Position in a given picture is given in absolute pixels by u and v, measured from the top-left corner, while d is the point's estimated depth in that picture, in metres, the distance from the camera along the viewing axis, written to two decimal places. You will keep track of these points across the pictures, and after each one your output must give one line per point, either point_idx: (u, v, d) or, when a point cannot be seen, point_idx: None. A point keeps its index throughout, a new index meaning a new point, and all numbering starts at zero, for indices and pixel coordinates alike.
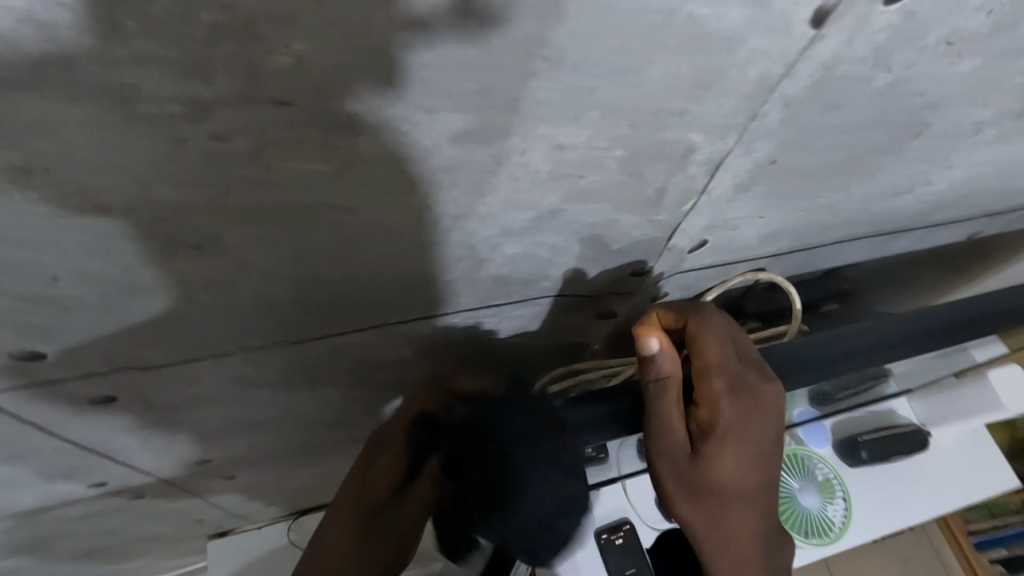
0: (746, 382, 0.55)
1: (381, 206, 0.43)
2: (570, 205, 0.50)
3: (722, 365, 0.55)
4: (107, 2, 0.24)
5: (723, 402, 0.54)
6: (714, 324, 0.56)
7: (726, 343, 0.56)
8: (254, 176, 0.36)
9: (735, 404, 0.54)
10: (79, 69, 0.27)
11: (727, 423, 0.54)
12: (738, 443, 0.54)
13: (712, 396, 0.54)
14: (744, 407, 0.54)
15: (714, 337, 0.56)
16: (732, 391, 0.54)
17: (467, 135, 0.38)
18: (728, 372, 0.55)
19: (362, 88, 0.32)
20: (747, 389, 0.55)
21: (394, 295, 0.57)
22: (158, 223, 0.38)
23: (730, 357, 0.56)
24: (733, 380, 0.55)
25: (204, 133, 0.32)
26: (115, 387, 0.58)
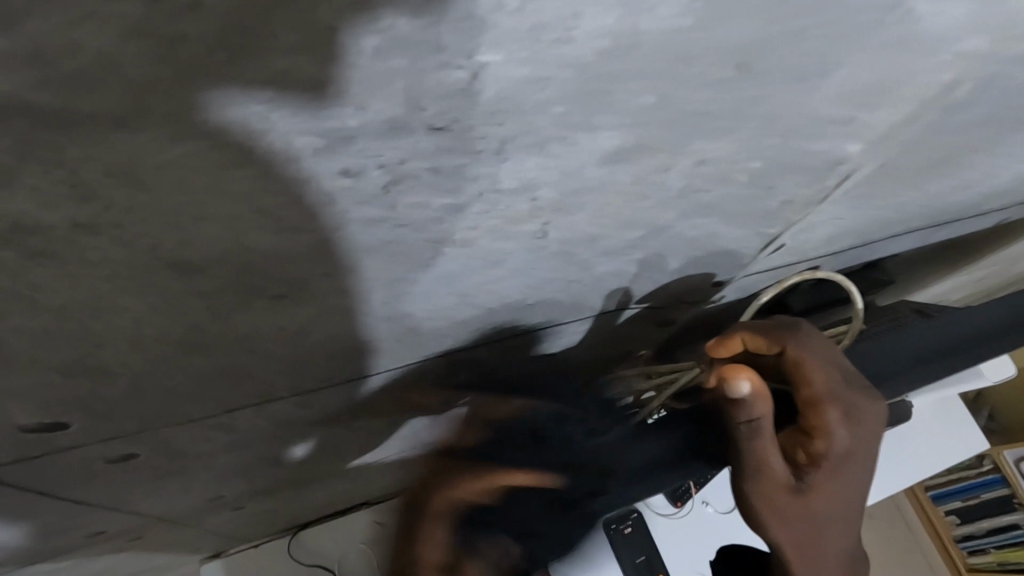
0: (857, 406, 0.48)
1: (495, 236, 0.36)
2: (683, 221, 0.44)
3: (833, 394, 0.48)
4: (263, 5, 0.17)
5: (838, 433, 0.47)
6: (816, 349, 0.49)
7: (832, 366, 0.49)
8: (370, 214, 0.29)
9: (848, 433, 0.47)
10: (197, 96, 0.19)
11: (841, 453, 0.47)
12: (850, 470, 0.48)
13: (826, 428, 0.47)
14: (857, 434, 0.48)
15: (821, 362, 0.49)
16: (845, 419, 0.47)
17: (616, 155, 0.32)
18: (838, 399, 0.48)
19: (531, 107, 0.25)
20: (860, 415, 0.48)
21: (468, 324, 0.50)
22: (242, 277, 0.30)
23: (838, 382, 0.48)
24: (845, 407, 0.48)
25: (331, 168, 0.24)
26: (139, 445, 0.49)
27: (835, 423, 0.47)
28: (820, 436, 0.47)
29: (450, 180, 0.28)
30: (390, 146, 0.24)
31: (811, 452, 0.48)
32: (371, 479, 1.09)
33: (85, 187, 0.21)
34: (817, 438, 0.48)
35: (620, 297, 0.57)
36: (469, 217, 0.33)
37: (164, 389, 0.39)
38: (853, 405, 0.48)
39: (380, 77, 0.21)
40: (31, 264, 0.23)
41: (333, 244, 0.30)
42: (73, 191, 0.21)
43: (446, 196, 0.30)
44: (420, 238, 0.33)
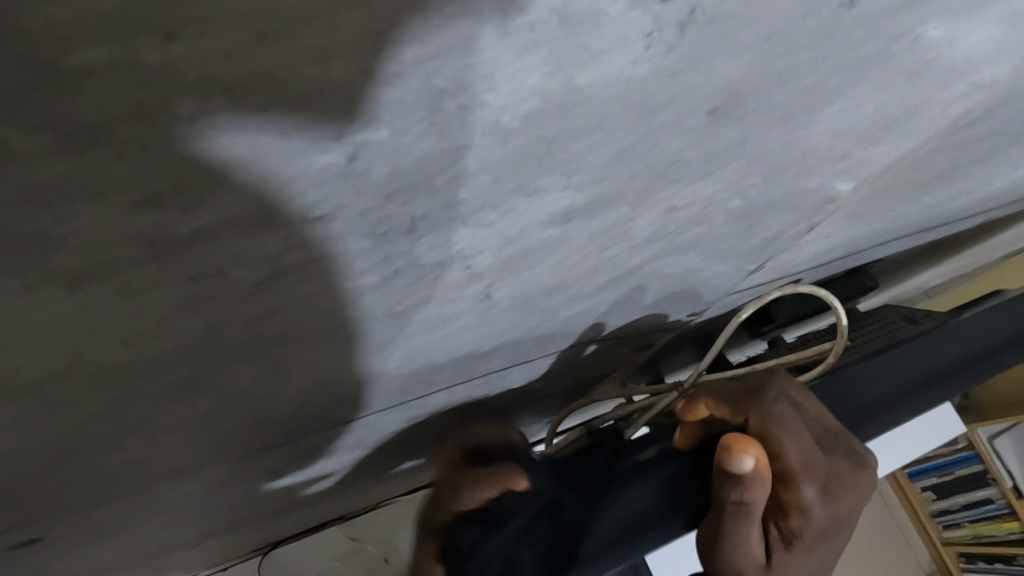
0: (839, 476, 0.41)
1: (431, 304, 0.30)
2: (655, 262, 0.39)
3: (807, 466, 0.40)
4: None
5: (816, 510, 0.40)
6: (783, 416, 0.42)
7: (805, 433, 0.42)
8: (258, 310, 0.23)
9: (828, 509, 0.40)
10: None
11: (820, 532, 0.41)
12: (830, 546, 0.42)
13: (802, 506, 0.40)
14: (839, 510, 0.41)
15: (790, 431, 0.41)
16: (824, 494, 0.40)
17: (567, 214, 0.26)
18: (815, 471, 0.41)
19: (448, 180, 0.20)
20: (842, 487, 0.41)
21: (419, 377, 0.45)
22: (104, 389, 0.24)
23: (813, 451, 0.41)
24: (824, 480, 0.41)
25: (182, 276, 0.18)
26: (45, 529, 0.43)
27: (811, 499, 0.40)
28: (795, 514, 0.40)
29: (357, 263, 0.22)
30: (258, 242, 0.18)
31: (785, 531, 0.40)
32: (341, 501, 1.03)
33: None
34: (791, 516, 0.40)
35: (590, 332, 0.52)
36: (393, 292, 0.27)
37: (49, 488, 0.33)
38: (834, 472, 0.41)
39: (211, 171, 0.15)
40: None
41: (217, 342, 0.24)
42: None
43: (355, 278, 0.24)
44: (335, 320, 0.27)
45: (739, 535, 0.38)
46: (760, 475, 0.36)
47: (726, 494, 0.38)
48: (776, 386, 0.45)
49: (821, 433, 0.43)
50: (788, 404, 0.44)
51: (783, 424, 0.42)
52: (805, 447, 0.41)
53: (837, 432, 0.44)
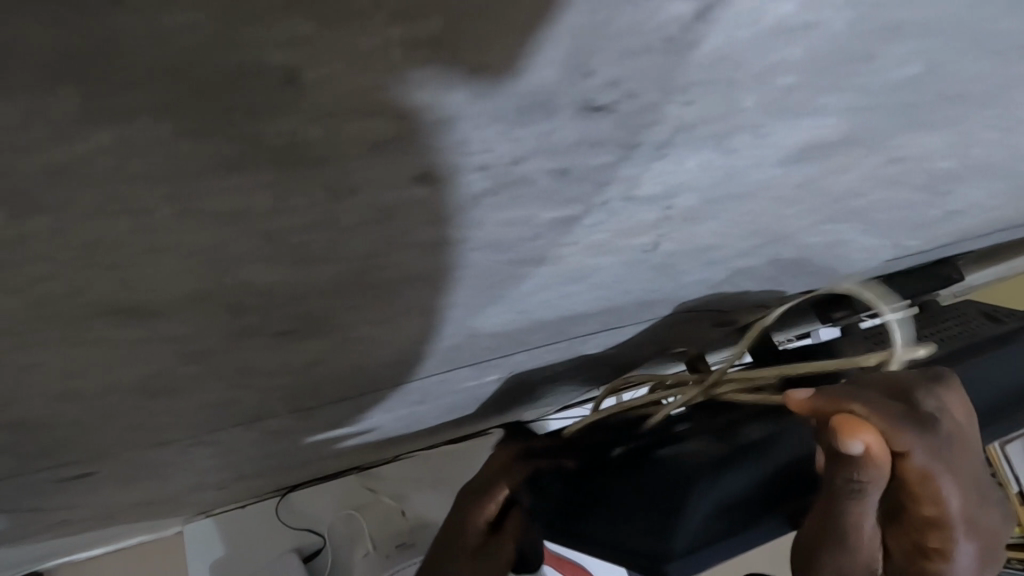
0: (996, 524, 0.30)
1: (594, 251, 0.25)
2: (814, 229, 0.34)
3: (972, 514, 0.28)
4: None
5: (965, 562, 0.29)
6: (951, 445, 0.28)
7: (968, 466, 0.29)
8: (444, 238, 0.18)
9: (977, 559, 0.30)
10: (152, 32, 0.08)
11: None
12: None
13: (950, 554, 0.29)
14: (986, 560, 0.30)
15: (956, 468, 0.28)
16: (981, 548, 0.29)
17: (804, 153, 0.21)
18: (978, 519, 0.29)
19: (745, 79, 0.15)
20: (997, 534, 0.30)
21: (514, 336, 0.40)
22: (234, 320, 0.19)
23: (975, 491, 0.29)
24: (985, 530, 0.29)
25: (399, 177, 0.14)
26: (98, 466, 0.39)
27: (965, 551, 0.29)
28: (936, 560, 0.29)
29: (572, 188, 0.18)
30: (506, 140, 0.14)
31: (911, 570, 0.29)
32: (367, 453, 1.01)
33: None
34: (931, 561, 0.29)
35: (692, 302, 0.47)
36: (578, 231, 0.22)
37: (123, 427, 0.29)
38: (982, 520, 0.29)
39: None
40: None
41: (373, 273, 0.19)
42: None
43: (558, 208, 0.19)
44: (501, 261, 0.22)
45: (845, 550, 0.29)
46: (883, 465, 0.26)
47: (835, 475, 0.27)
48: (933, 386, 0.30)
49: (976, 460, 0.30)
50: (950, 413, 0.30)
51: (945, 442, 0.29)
52: (962, 483, 0.28)
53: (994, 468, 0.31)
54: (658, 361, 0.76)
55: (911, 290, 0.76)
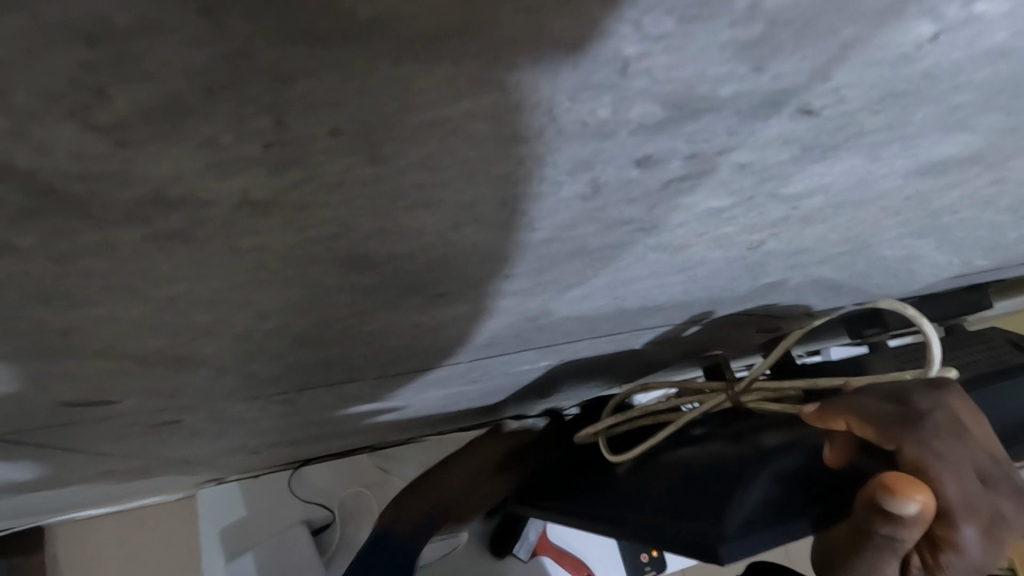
0: (1003, 517, 0.36)
1: (713, 243, 0.27)
2: (895, 241, 0.35)
3: (970, 504, 0.36)
4: None
5: (972, 550, 0.36)
6: (943, 446, 0.37)
7: (965, 464, 0.37)
8: (621, 216, 0.20)
9: (985, 551, 0.36)
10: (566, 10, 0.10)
11: (970, 570, 0.37)
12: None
13: (958, 543, 0.35)
14: (996, 553, 0.36)
15: (951, 463, 0.36)
16: (986, 536, 0.36)
17: (931, 166, 0.23)
18: (977, 509, 0.36)
19: (935, 93, 0.16)
20: (1006, 528, 0.36)
21: (590, 321, 0.42)
22: (411, 275, 0.21)
23: (975, 485, 0.36)
24: (988, 520, 0.36)
25: (633, 155, 0.15)
26: (188, 414, 0.41)
27: (970, 539, 0.35)
28: (947, 549, 0.36)
29: (742, 181, 0.19)
30: (731, 131, 0.15)
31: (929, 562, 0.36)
32: (392, 432, 1.03)
33: (283, 150, 0.12)
34: (942, 551, 0.36)
35: (752, 304, 0.49)
36: (716, 222, 0.24)
37: (243, 373, 0.31)
38: (994, 513, 0.36)
39: (839, 14, 0.11)
40: (149, 246, 0.14)
41: (543, 247, 0.21)
42: (265, 153, 0.12)
43: (719, 198, 0.21)
44: (640, 244, 0.24)
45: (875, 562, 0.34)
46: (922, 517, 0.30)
47: (874, 526, 0.32)
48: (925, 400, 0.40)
49: (986, 465, 0.38)
50: (952, 430, 0.38)
51: (946, 457, 0.37)
52: (969, 485, 0.36)
53: (1000, 468, 0.38)
54: (691, 361, 0.78)
55: (941, 313, 0.79)
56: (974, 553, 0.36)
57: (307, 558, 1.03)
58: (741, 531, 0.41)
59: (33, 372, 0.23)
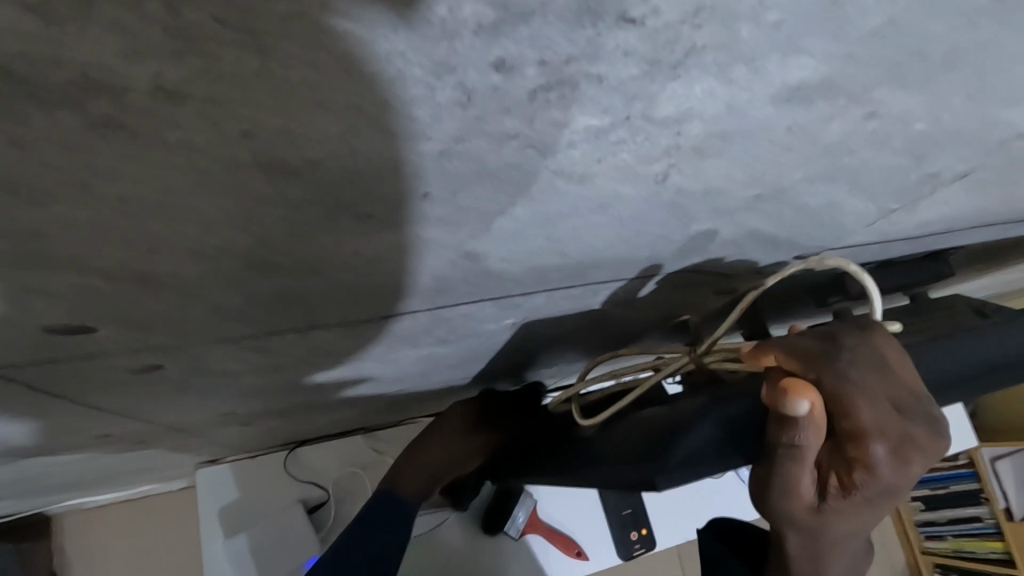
0: (913, 440, 0.40)
1: (618, 174, 0.30)
2: (807, 183, 0.38)
3: (880, 427, 0.40)
4: None
5: (883, 469, 0.40)
6: (860, 376, 0.41)
7: (879, 393, 0.41)
8: (507, 130, 0.23)
9: (895, 471, 0.40)
10: None
11: (883, 489, 0.41)
12: (886, 501, 0.42)
13: (869, 463, 0.40)
14: (908, 472, 0.40)
15: (865, 391, 0.41)
16: (894, 457, 0.40)
17: (794, 92, 0.26)
18: (887, 432, 0.40)
19: (747, 10, 0.20)
20: (915, 449, 0.40)
21: (539, 271, 0.45)
22: (331, 188, 0.24)
23: (887, 411, 0.41)
24: (897, 442, 0.40)
25: (487, 59, 0.19)
26: (169, 358, 0.45)
27: (880, 458, 0.40)
28: (860, 468, 0.40)
29: (610, 96, 0.23)
30: (567, 39, 0.19)
31: (845, 481, 0.41)
32: (380, 408, 1.07)
33: (179, 36, 0.15)
34: (856, 470, 0.40)
35: (696, 258, 0.52)
36: (607, 146, 0.27)
37: (207, 305, 0.34)
38: (905, 437, 0.40)
39: None
40: (88, 136, 0.18)
41: (446, 161, 0.24)
42: (163, 35, 0.15)
43: (594, 115, 0.24)
44: (542, 166, 0.27)
45: (791, 473, 0.41)
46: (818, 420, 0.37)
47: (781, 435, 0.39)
48: (849, 338, 0.44)
49: (902, 397, 0.42)
50: (870, 364, 0.42)
51: (860, 384, 0.41)
52: (881, 409, 0.40)
53: (916, 399, 0.42)
54: (660, 328, 0.81)
55: (902, 279, 0.81)
56: (885, 472, 0.40)
57: (302, 534, 1.18)
58: (681, 467, 0.50)
59: (14, 287, 0.27)
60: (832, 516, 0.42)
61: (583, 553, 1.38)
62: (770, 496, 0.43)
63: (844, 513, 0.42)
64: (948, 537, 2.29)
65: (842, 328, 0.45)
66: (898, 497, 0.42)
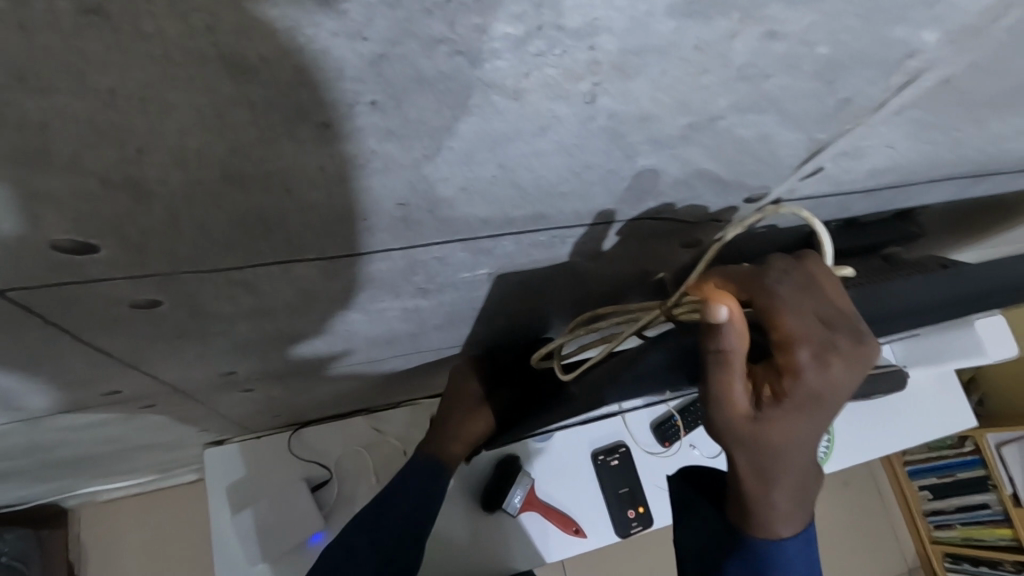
0: (836, 346, 0.44)
1: (548, 91, 0.34)
2: (735, 112, 0.42)
3: (804, 334, 0.44)
4: None
5: (809, 374, 0.44)
6: (787, 291, 0.45)
7: (805, 307, 0.45)
8: (432, 34, 0.27)
9: (822, 376, 0.44)
10: None
11: (812, 395, 0.45)
12: (819, 410, 0.46)
13: (795, 368, 0.44)
14: (834, 377, 0.44)
15: (790, 305, 0.45)
16: (818, 361, 0.44)
17: (688, 5, 0.30)
18: (811, 340, 0.44)
19: None
20: (838, 354, 0.44)
21: (501, 209, 0.50)
22: (289, 90, 0.29)
23: (811, 322, 0.45)
24: (820, 348, 0.44)
25: None
26: (166, 292, 0.49)
27: (804, 363, 0.44)
28: (787, 375, 0.44)
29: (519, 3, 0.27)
30: None
31: (777, 389, 0.45)
32: (378, 383, 1.11)
33: None
34: (784, 377, 0.45)
35: (651, 201, 0.56)
36: (529, 58, 0.31)
37: (194, 224, 0.39)
38: (828, 343, 0.44)
39: None
40: (78, 23, 0.22)
41: (384, 64, 0.29)
42: None
43: (509, 22, 0.28)
44: (475, 77, 0.31)
45: (723, 382, 0.45)
46: (737, 324, 0.42)
47: (708, 343, 0.43)
48: (783, 263, 0.48)
49: (829, 311, 0.46)
50: (798, 282, 0.46)
51: (787, 299, 0.45)
52: (804, 320, 0.45)
53: (844, 314, 0.46)
54: (638, 288, 0.85)
55: (870, 238, 0.85)
56: (810, 376, 0.44)
57: (306, 512, 1.23)
58: None
59: (25, 191, 0.32)
60: (770, 426, 0.46)
61: (581, 531, 1.39)
62: (711, 409, 0.47)
63: (781, 423, 0.46)
64: (956, 525, 2.27)
65: (779, 256, 0.49)
66: (830, 404, 0.46)
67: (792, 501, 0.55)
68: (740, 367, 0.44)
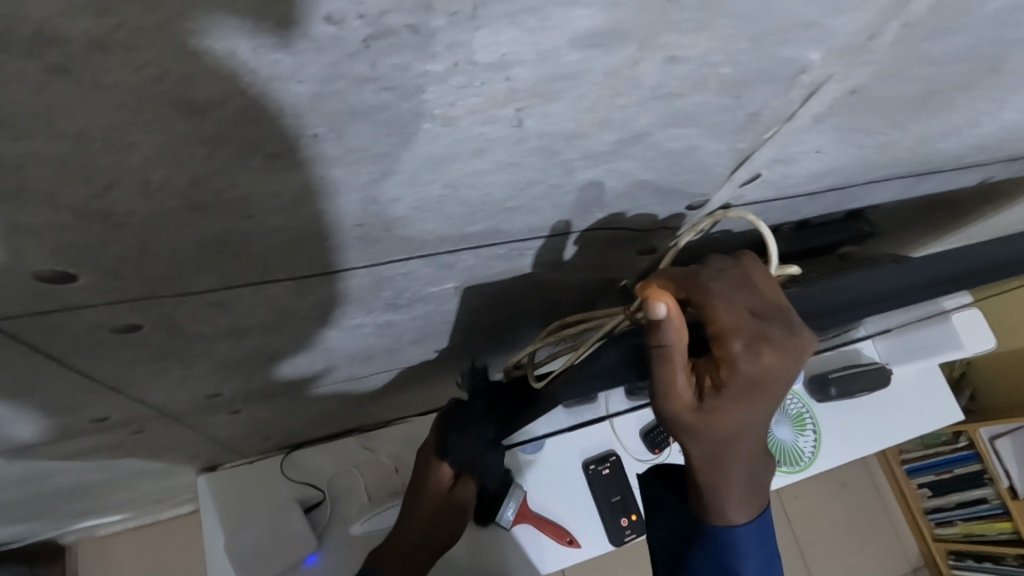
0: (768, 337, 0.48)
1: (477, 116, 0.38)
2: (658, 127, 0.46)
3: (738, 326, 0.48)
4: None
5: (744, 364, 0.47)
6: (721, 288, 0.49)
7: (738, 301, 0.49)
8: (359, 74, 0.31)
9: (757, 365, 0.48)
10: None
11: (748, 383, 0.48)
12: (758, 397, 0.49)
13: (731, 358, 0.47)
14: (768, 365, 0.48)
15: (725, 299, 0.48)
16: (752, 352, 0.47)
17: (589, 38, 0.34)
18: (745, 331, 0.48)
19: None
20: (771, 344, 0.48)
21: (455, 224, 0.53)
22: (237, 127, 0.33)
23: (744, 314, 0.48)
24: (753, 339, 0.48)
25: (318, 15, 0.27)
26: (145, 315, 0.53)
27: (738, 353, 0.47)
28: (725, 366, 0.48)
29: (432, 45, 0.31)
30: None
31: (717, 380, 0.49)
32: (364, 400, 1.14)
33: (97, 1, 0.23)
34: (722, 368, 0.48)
35: (599, 212, 0.60)
36: (452, 89, 0.35)
37: (165, 249, 0.43)
38: (760, 334, 0.48)
39: None
40: (46, 79, 0.26)
41: (322, 101, 0.33)
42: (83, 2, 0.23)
43: (427, 61, 0.32)
44: (406, 108, 0.35)
45: (667, 376, 0.48)
46: (675, 320, 0.45)
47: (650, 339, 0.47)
48: (719, 263, 0.51)
49: (760, 305, 0.49)
50: (731, 280, 0.50)
51: (721, 295, 0.49)
52: (738, 314, 0.48)
53: (775, 307, 0.50)
54: (606, 294, 0.88)
55: (824, 237, 0.89)
56: (746, 365, 0.47)
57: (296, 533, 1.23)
58: None
59: (7, 225, 0.35)
60: (713, 414, 0.49)
61: (575, 541, 1.40)
62: (659, 402, 0.50)
63: (723, 410, 0.49)
64: (956, 521, 2.27)
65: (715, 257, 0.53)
66: (767, 391, 0.49)
67: (747, 487, 0.58)
68: (681, 361, 0.47)
